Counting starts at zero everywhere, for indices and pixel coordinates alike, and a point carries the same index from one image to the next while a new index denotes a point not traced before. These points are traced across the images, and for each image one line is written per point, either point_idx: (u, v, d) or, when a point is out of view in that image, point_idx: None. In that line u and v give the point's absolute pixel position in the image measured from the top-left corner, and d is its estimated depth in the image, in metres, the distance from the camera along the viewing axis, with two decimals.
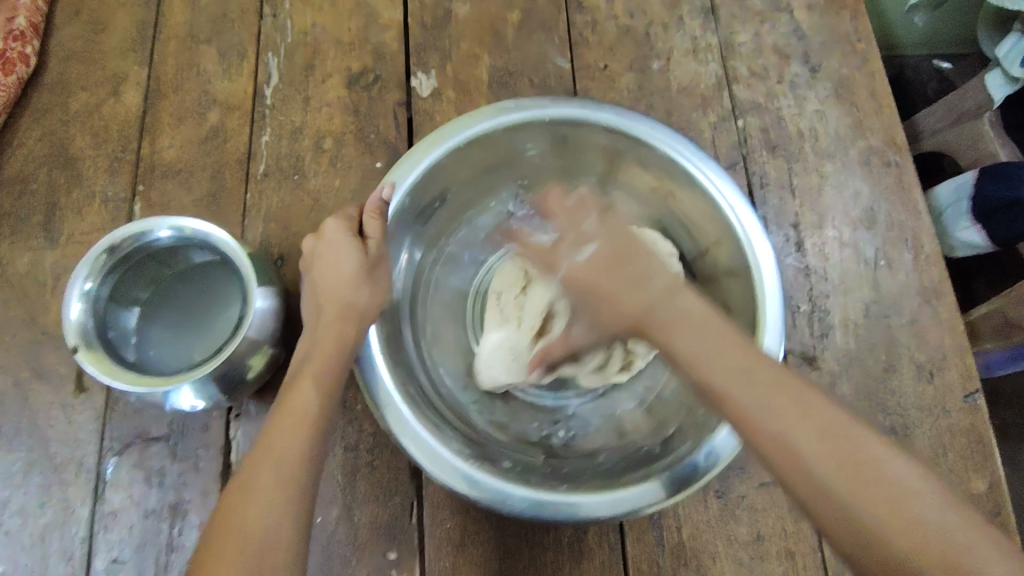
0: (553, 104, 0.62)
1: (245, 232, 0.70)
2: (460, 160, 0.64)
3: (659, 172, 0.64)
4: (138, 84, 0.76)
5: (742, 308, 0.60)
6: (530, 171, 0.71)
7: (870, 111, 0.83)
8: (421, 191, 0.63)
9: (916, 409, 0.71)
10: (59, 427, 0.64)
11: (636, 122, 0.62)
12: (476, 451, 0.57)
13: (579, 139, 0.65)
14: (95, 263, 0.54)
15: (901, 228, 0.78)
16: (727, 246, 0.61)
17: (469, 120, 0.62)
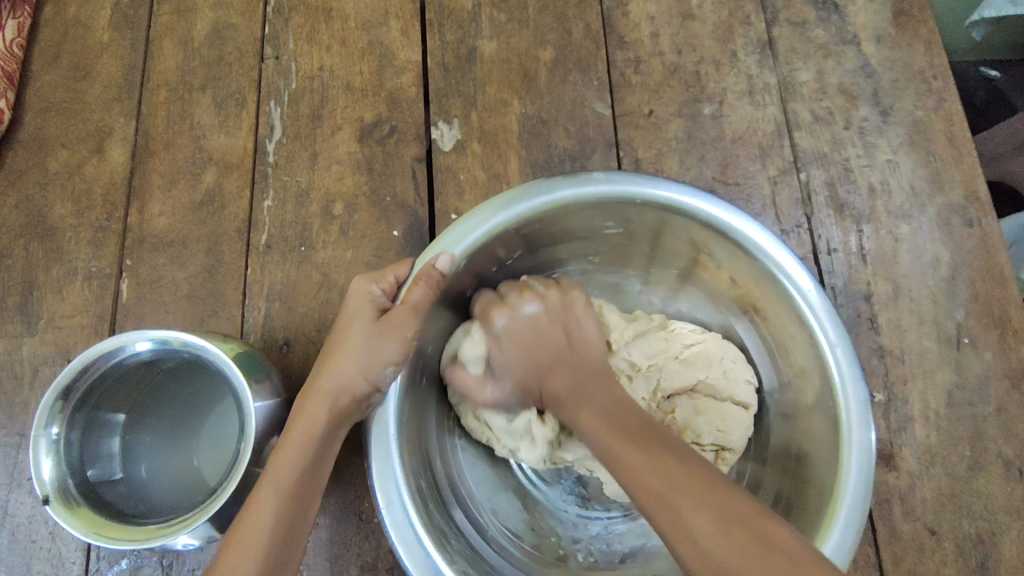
0: (650, 184, 0.54)
1: (246, 314, 0.62)
2: (526, 229, 0.55)
3: (752, 277, 0.56)
4: (125, 139, 0.67)
5: (817, 470, 0.52)
6: (599, 247, 0.63)
7: (949, 161, 0.74)
8: (477, 259, 0.54)
9: (1007, 514, 0.63)
10: (38, 545, 0.57)
11: (740, 223, 0.53)
12: (482, 570, 0.49)
13: (665, 225, 0.57)
14: (53, 409, 0.46)
15: (986, 300, 0.69)
16: (812, 379, 0.54)
17: (549, 184, 0.53)
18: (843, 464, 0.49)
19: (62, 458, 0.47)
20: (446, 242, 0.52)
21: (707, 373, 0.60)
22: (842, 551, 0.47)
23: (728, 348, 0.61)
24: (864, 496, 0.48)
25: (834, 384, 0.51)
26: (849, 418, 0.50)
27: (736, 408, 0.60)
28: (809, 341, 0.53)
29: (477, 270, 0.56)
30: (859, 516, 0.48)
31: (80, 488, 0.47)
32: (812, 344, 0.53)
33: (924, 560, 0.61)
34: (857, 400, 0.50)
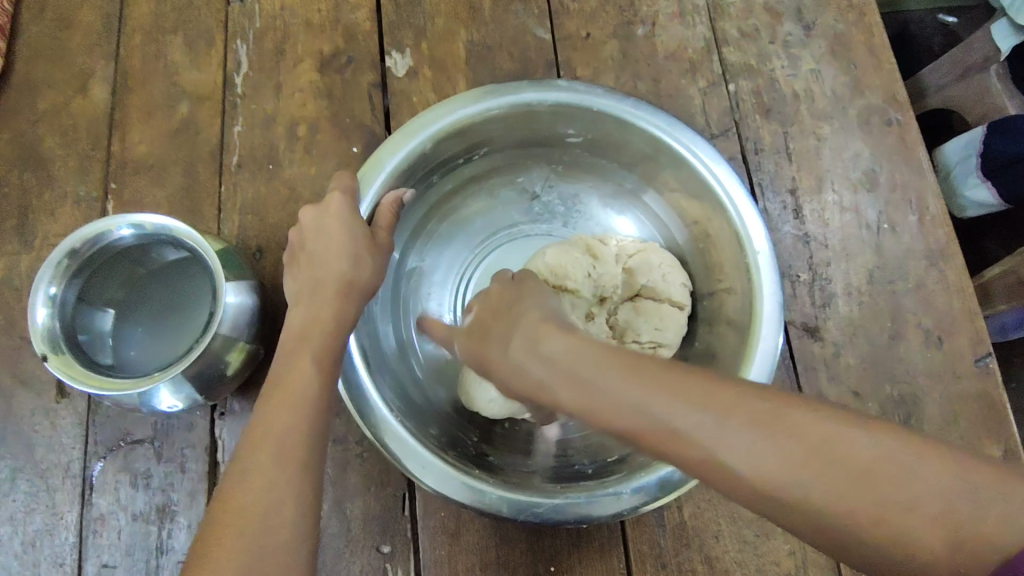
0: (607, 97, 0.59)
1: (221, 227, 0.69)
2: (490, 123, 0.61)
3: (694, 191, 0.61)
4: (105, 79, 0.73)
5: (729, 365, 0.57)
6: (562, 156, 0.69)
7: (869, 69, 0.79)
8: (444, 145, 0.61)
9: (925, 376, 0.68)
10: (43, 432, 0.63)
11: (688, 139, 0.58)
12: (408, 412, 0.58)
13: (621, 137, 0.62)
14: (58, 267, 0.53)
15: (904, 190, 0.74)
16: (739, 296, 0.58)
17: (517, 85, 0.60)
18: (750, 352, 0.53)
19: (58, 313, 0.53)
20: (417, 125, 0.58)
21: (648, 278, 0.65)
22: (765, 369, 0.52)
23: (666, 257, 0.66)
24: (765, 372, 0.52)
25: (756, 290, 0.55)
26: (761, 322, 0.53)
27: (672, 307, 0.64)
28: (738, 247, 0.57)
29: (441, 158, 0.63)
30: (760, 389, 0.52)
31: (68, 342, 0.53)
32: (740, 248, 0.57)
33: None
34: (768, 301, 0.54)
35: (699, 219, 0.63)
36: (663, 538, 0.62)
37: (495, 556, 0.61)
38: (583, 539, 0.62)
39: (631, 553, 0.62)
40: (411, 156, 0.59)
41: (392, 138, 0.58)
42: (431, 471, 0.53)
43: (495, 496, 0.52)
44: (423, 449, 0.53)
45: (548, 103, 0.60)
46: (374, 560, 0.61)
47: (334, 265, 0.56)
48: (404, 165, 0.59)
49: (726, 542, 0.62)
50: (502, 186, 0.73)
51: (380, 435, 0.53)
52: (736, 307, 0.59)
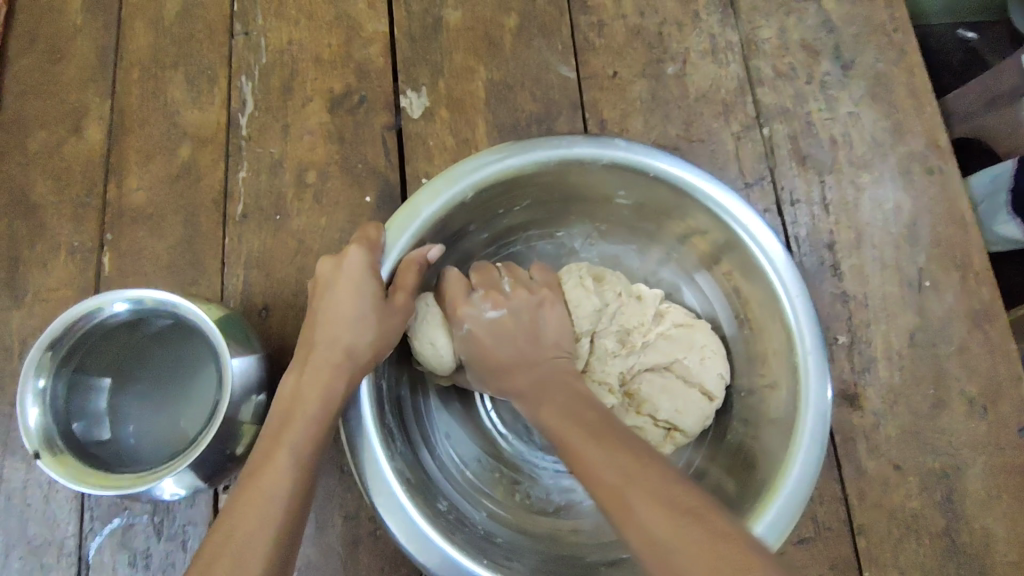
0: (669, 164, 0.56)
1: (225, 282, 0.64)
2: (537, 175, 0.57)
3: (742, 269, 0.58)
4: (101, 118, 0.69)
5: (761, 467, 0.54)
6: (608, 216, 0.65)
7: (910, 113, 0.75)
8: (485, 195, 0.57)
9: (969, 447, 0.65)
10: (35, 505, 0.59)
11: (752, 223, 0.55)
12: (417, 480, 0.53)
13: (677, 206, 0.59)
14: (39, 360, 0.49)
15: (948, 245, 0.70)
16: (780, 395, 0.55)
17: (570, 140, 0.56)
18: (790, 455, 0.51)
19: (48, 408, 0.50)
20: (461, 171, 0.54)
21: (685, 355, 0.61)
22: (773, 534, 0.49)
23: (711, 338, 0.62)
24: (801, 489, 0.50)
25: (801, 396, 0.52)
26: (802, 428, 0.51)
27: (700, 395, 0.60)
28: (788, 342, 0.54)
29: (480, 208, 0.59)
30: (792, 507, 0.50)
31: (61, 437, 0.50)
32: (790, 344, 0.54)
33: (889, 492, 0.64)
34: (811, 415, 0.51)
35: (746, 302, 0.60)
36: None
37: None
38: None
39: None
40: (449, 205, 0.54)
41: (432, 183, 0.54)
42: (437, 556, 0.48)
43: None
44: (434, 532, 0.48)
45: (601, 163, 0.56)
46: None
47: (344, 340, 0.51)
48: (442, 213, 0.54)
49: None
50: (539, 239, 0.68)
51: (383, 507, 0.48)
52: (776, 407, 0.56)
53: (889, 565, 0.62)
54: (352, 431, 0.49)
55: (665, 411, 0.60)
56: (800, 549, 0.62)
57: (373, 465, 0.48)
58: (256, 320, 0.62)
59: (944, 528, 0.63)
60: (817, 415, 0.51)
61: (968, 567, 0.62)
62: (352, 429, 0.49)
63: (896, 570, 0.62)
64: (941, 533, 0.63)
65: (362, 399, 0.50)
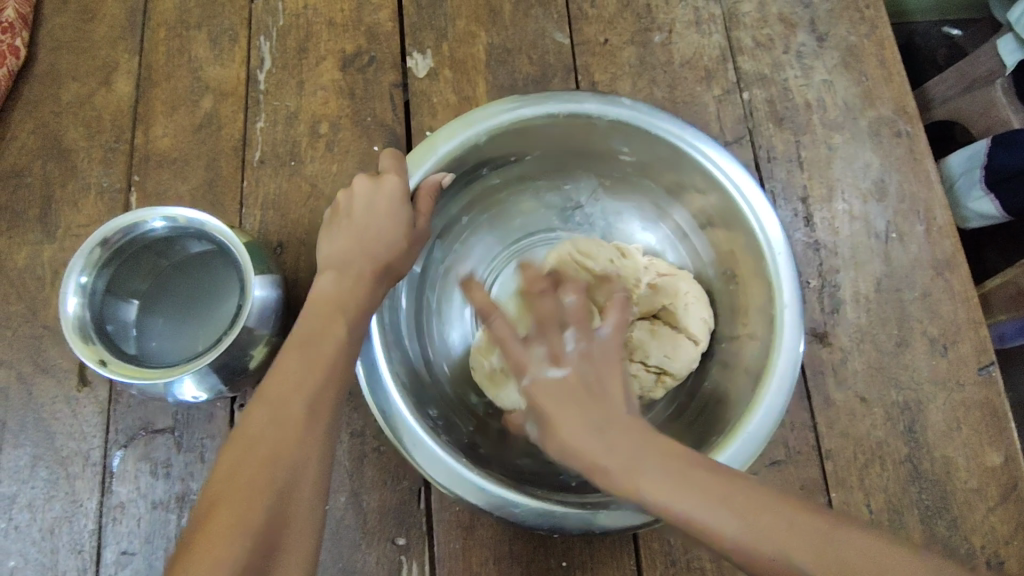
0: (669, 125, 0.61)
1: (243, 221, 0.69)
2: (546, 128, 0.63)
3: (729, 225, 0.63)
4: (129, 72, 0.74)
5: (736, 404, 0.59)
6: (614, 174, 0.71)
7: (880, 81, 0.80)
8: (497, 142, 0.63)
9: (930, 383, 0.70)
10: (64, 420, 0.64)
11: (738, 176, 0.60)
12: (411, 390, 0.59)
13: (672, 163, 0.64)
14: (88, 257, 0.54)
15: (912, 200, 0.76)
16: (758, 343, 0.59)
17: (579, 96, 0.62)
18: (763, 385, 0.55)
19: (87, 303, 0.54)
20: (477, 116, 0.60)
21: (672, 301, 0.66)
22: (737, 464, 0.53)
23: (693, 286, 0.67)
24: (768, 421, 0.54)
25: (776, 338, 0.56)
26: (774, 368, 0.55)
27: (688, 339, 0.65)
28: (767, 295, 0.59)
29: (492, 154, 0.65)
30: (761, 430, 0.54)
31: (94, 332, 0.54)
32: (768, 291, 0.58)
33: (855, 422, 0.69)
34: (784, 355, 0.55)
35: (733, 255, 0.64)
36: (673, 535, 0.63)
37: (507, 551, 0.62)
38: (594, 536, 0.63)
39: (641, 550, 0.63)
40: (466, 145, 0.61)
41: (449, 125, 0.60)
42: (422, 452, 0.53)
43: (475, 486, 0.53)
44: (421, 431, 0.54)
45: (605, 119, 0.62)
46: (389, 552, 0.62)
47: (377, 251, 0.58)
48: (457, 152, 0.61)
49: None
50: (548, 192, 0.74)
51: (382, 406, 0.54)
52: (751, 352, 0.60)
53: (854, 487, 0.67)
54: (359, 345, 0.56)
55: (655, 358, 0.64)
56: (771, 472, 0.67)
57: (376, 371, 0.55)
58: (272, 254, 0.67)
59: (906, 455, 0.68)
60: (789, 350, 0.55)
61: (929, 491, 0.67)
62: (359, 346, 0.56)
63: (861, 493, 0.67)
64: (903, 459, 0.68)
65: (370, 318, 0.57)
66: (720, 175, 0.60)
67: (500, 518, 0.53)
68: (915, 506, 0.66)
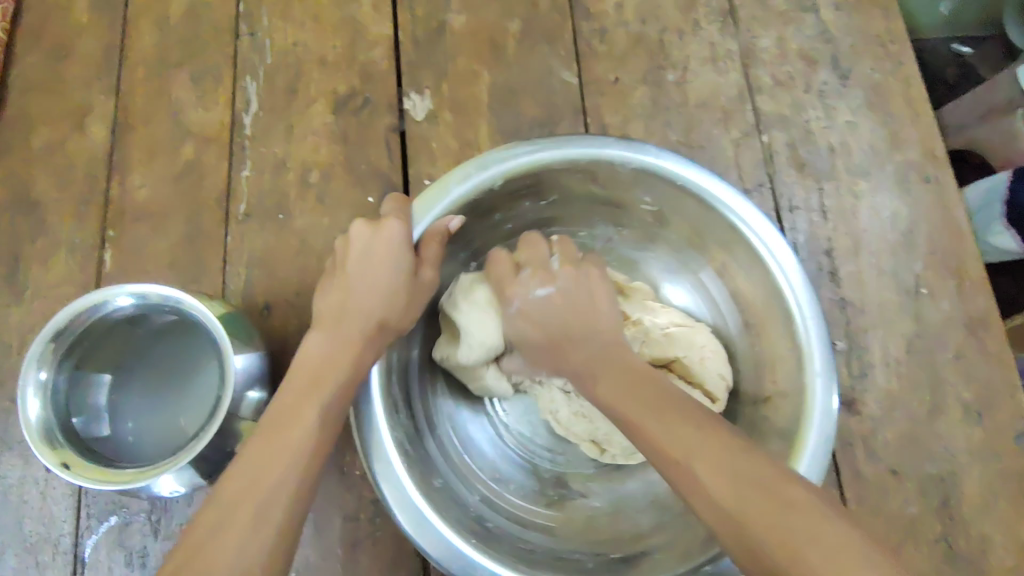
0: (698, 175, 0.55)
1: (227, 281, 0.64)
2: (565, 172, 0.57)
3: (757, 286, 0.57)
4: (104, 116, 0.69)
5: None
6: (632, 224, 0.64)
7: (906, 122, 0.76)
8: (512, 185, 0.57)
9: (965, 452, 0.65)
10: (31, 503, 0.59)
11: (770, 235, 0.54)
12: (417, 456, 0.53)
13: (701, 217, 0.58)
14: (44, 351, 0.49)
15: (943, 252, 0.71)
16: (786, 410, 0.53)
17: (602, 139, 0.55)
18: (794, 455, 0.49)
19: (49, 402, 0.49)
20: (492, 157, 0.55)
21: (687, 354, 0.60)
22: (814, 469, 0.49)
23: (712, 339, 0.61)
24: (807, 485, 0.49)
25: (805, 410, 0.50)
26: (804, 450, 0.49)
27: (703, 395, 0.59)
28: (797, 362, 0.53)
29: (505, 200, 0.59)
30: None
31: (62, 432, 0.49)
32: (800, 362, 0.52)
33: (886, 496, 0.64)
34: (812, 430, 0.49)
35: (755, 313, 0.58)
36: None
37: None
38: None
39: None
40: (478, 189, 0.55)
41: (463, 164, 0.54)
42: (427, 531, 0.48)
43: (484, 572, 0.48)
44: (427, 507, 0.49)
45: (629, 167, 0.56)
46: None
47: (371, 308, 0.52)
48: (471, 194, 0.55)
49: None
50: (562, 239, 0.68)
51: (382, 480, 0.49)
52: (781, 423, 0.54)
53: None
54: (359, 410, 0.51)
55: None
56: None
57: (377, 438, 0.50)
58: (258, 318, 0.62)
59: (941, 532, 0.63)
60: (823, 413, 0.49)
61: (966, 572, 0.62)
62: (360, 410, 0.50)
63: None
64: (938, 537, 0.63)
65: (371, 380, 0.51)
66: (754, 233, 0.54)
67: None
68: None
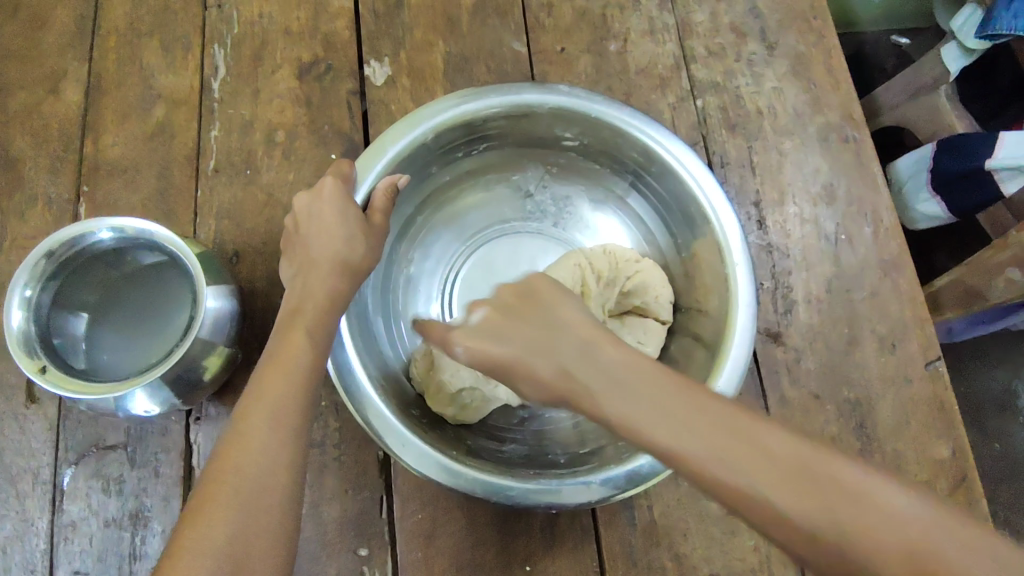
0: (605, 106, 0.62)
1: (197, 231, 0.68)
2: (491, 120, 0.64)
3: (673, 197, 0.64)
4: (78, 81, 0.73)
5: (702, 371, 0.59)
6: (558, 159, 0.72)
7: (827, 88, 0.83)
8: (444, 137, 0.63)
9: (879, 379, 0.72)
10: (11, 437, 0.62)
11: (676, 150, 0.61)
12: (389, 387, 0.58)
13: (615, 143, 0.65)
14: (34, 268, 0.53)
15: (859, 203, 0.78)
16: (716, 309, 0.60)
17: (517, 87, 0.62)
18: (723, 351, 0.55)
19: (32, 317, 0.53)
20: (422, 115, 0.60)
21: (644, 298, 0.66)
22: (731, 384, 0.54)
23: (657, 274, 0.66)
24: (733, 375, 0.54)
25: (732, 298, 0.57)
26: (734, 333, 0.56)
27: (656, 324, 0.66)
28: (718, 257, 0.60)
29: (444, 149, 0.65)
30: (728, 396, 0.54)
31: (40, 346, 0.53)
32: (721, 260, 0.59)
33: (809, 419, 0.70)
34: (744, 313, 0.56)
35: (681, 228, 0.66)
36: (634, 537, 0.64)
37: (469, 557, 0.62)
38: (556, 541, 0.63)
39: (603, 552, 0.63)
40: (413, 145, 0.60)
41: (395, 126, 0.60)
42: (411, 449, 0.53)
43: (469, 477, 0.52)
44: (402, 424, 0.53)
45: (546, 107, 0.63)
46: (351, 563, 0.61)
47: (328, 253, 0.57)
48: (409, 149, 0.60)
49: (694, 539, 0.64)
50: (497, 183, 0.75)
51: (359, 406, 0.53)
52: (714, 323, 0.60)
53: None
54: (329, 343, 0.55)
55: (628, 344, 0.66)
56: None
57: (347, 363, 0.54)
58: (227, 263, 0.66)
59: (858, 450, 0.70)
60: (747, 311, 0.56)
61: None
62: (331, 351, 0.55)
63: None
64: (855, 455, 0.70)
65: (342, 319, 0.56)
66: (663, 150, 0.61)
67: (498, 503, 0.52)
68: None
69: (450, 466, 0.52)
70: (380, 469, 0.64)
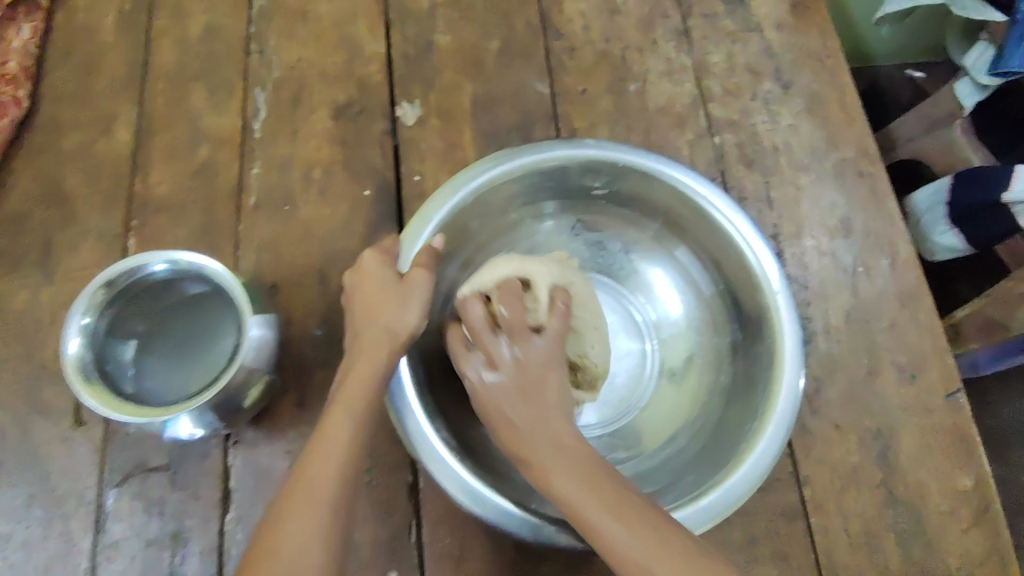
0: (631, 155, 0.66)
1: (238, 262, 0.72)
2: (524, 179, 0.67)
3: (705, 231, 0.68)
4: (129, 122, 0.78)
5: (740, 431, 0.61)
6: (588, 209, 0.75)
7: (843, 124, 0.85)
8: (483, 199, 0.66)
9: (900, 409, 0.73)
10: (58, 459, 0.65)
11: (702, 190, 0.65)
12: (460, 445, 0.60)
13: (644, 189, 0.69)
14: (91, 297, 0.57)
15: (877, 236, 0.80)
16: (761, 355, 0.63)
17: (547, 146, 0.66)
18: (773, 392, 0.59)
19: (87, 342, 0.56)
20: (462, 180, 0.64)
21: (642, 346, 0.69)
22: (734, 495, 0.55)
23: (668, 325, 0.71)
24: (759, 470, 0.56)
25: (780, 359, 0.60)
26: (778, 396, 0.59)
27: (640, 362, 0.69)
28: (757, 289, 0.63)
29: (479, 212, 0.68)
30: (771, 451, 0.57)
31: (95, 373, 0.56)
32: (759, 290, 0.63)
33: (830, 448, 0.71)
34: (790, 339, 0.60)
35: (720, 266, 0.69)
36: None
37: None
38: (581, 566, 0.64)
39: None
40: (455, 211, 0.64)
41: (439, 192, 0.63)
42: (487, 505, 0.54)
43: (554, 528, 0.55)
44: (477, 485, 0.55)
45: (575, 161, 0.66)
46: None
47: (380, 321, 0.57)
48: (448, 218, 0.63)
49: None
50: None
51: (438, 468, 0.55)
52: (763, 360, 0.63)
53: (832, 512, 0.69)
54: (393, 394, 0.57)
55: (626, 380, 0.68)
56: (752, 498, 0.69)
57: (410, 412, 0.57)
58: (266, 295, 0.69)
59: (880, 480, 0.70)
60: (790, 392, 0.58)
61: (904, 514, 0.69)
62: (397, 406, 0.57)
63: (838, 517, 0.69)
64: (878, 485, 0.70)
65: (399, 368, 0.58)
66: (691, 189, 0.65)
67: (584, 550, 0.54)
68: (890, 530, 0.69)
69: (535, 521, 0.55)
70: (410, 493, 0.66)
